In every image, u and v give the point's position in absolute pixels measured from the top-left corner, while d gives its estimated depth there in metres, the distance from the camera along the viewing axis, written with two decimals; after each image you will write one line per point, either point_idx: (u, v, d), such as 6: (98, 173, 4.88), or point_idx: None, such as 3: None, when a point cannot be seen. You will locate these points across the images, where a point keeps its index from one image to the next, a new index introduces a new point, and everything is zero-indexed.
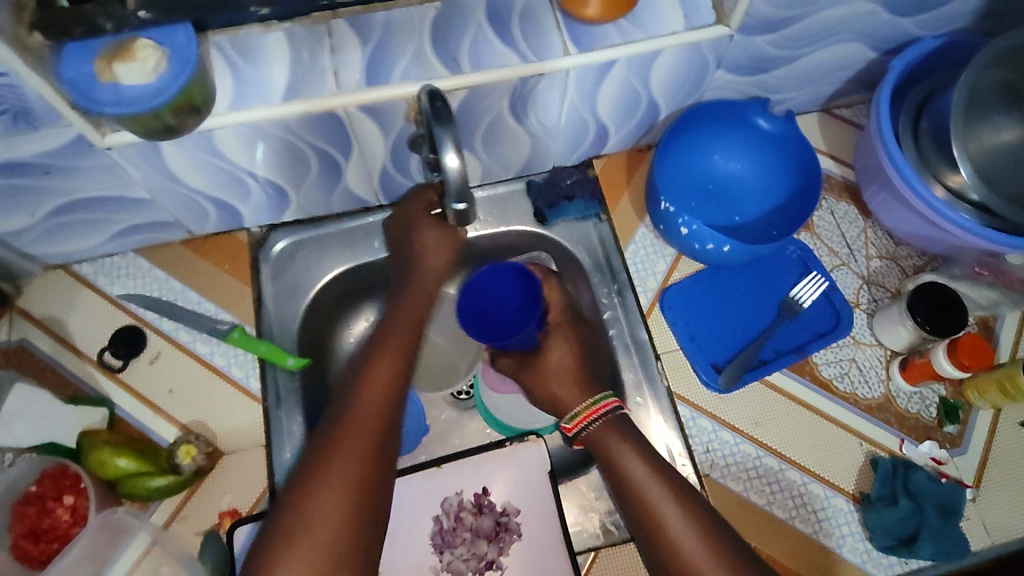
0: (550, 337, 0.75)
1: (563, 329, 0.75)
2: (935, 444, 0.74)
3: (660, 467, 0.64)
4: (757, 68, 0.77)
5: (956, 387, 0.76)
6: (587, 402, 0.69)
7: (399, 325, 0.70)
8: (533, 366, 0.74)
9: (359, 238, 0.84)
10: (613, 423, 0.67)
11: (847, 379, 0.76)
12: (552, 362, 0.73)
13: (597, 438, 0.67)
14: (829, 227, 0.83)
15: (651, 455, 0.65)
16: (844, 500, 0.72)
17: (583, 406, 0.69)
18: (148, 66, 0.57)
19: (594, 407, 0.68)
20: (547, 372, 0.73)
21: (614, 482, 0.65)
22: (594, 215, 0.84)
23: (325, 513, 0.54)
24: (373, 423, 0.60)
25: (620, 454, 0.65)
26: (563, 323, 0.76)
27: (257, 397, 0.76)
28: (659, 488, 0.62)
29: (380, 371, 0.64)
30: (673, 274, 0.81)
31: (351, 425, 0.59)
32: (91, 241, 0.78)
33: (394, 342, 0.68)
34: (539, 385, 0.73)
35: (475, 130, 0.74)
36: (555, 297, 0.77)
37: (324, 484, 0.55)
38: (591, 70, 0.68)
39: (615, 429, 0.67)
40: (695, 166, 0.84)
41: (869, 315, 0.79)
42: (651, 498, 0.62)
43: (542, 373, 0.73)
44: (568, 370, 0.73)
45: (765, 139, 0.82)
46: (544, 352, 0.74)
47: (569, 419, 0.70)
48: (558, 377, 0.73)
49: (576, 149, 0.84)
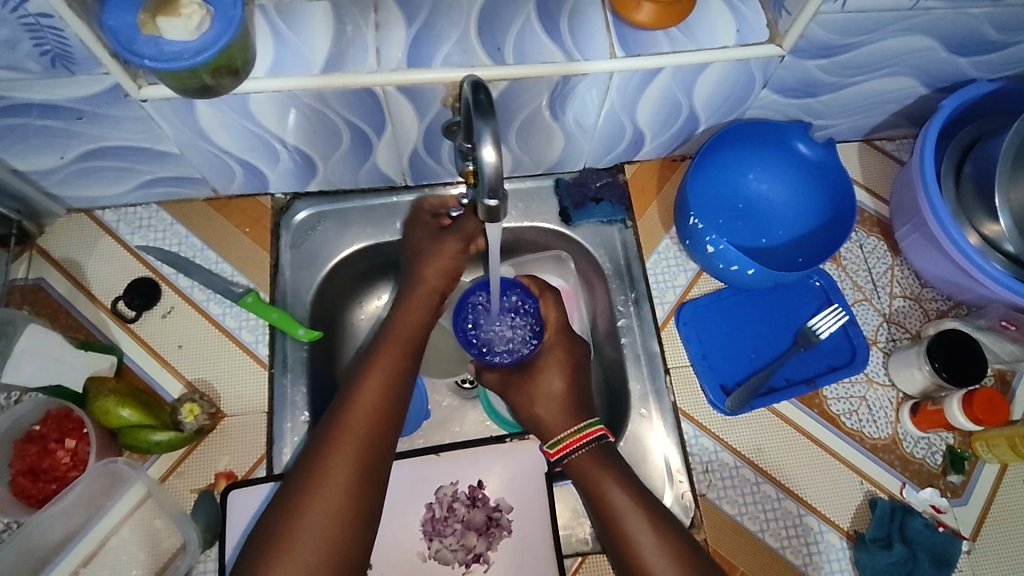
0: (543, 359, 0.75)
1: (558, 350, 0.76)
2: (936, 492, 0.73)
3: (645, 502, 0.64)
4: (804, 92, 0.75)
5: (965, 437, 0.75)
6: (573, 429, 0.69)
7: (401, 330, 0.71)
8: (521, 384, 0.74)
9: (381, 216, 0.84)
10: (595, 455, 0.67)
11: (855, 417, 0.76)
12: (543, 386, 0.73)
13: (581, 467, 0.67)
14: (856, 261, 0.82)
15: (632, 483, 0.66)
16: (838, 536, 0.72)
17: (567, 432, 0.69)
18: (191, 23, 0.56)
19: (578, 435, 0.68)
20: (535, 392, 0.73)
21: (595, 512, 0.65)
22: (620, 221, 0.84)
23: (324, 506, 0.58)
24: (367, 416, 0.63)
25: (603, 484, 0.65)
26: (556, 344, 0.76)
27: (265, 362, 0.76)
28: (636, 516, 0.63)
29: (378, 385, 0.65)
30: (693, 289, 0.81)
31: (345, 417, 0.63)
32: (117, 189, 0.78)
33: (396, 341, 0.70)
34: (524, 404, 0.73)
35: (510, 123, 0.73)
36: (551, 315, 0.78)
37: (325, 477, 0.59)
38: (635, 76, 0.67)
39: (600, 460, 0.67)
40: (728, 184, 0.83)
41: (885, 354, 0.78)
42: (630, 533, 0.63)
43: (529, 394, 0.73)
44: (556, 397, 0.72)
45: (803, 164, 0.81)
46: (536, 372, 0.74)
47: (551, 444, 0.70)
48: (545, 401, 0.72)
49: (609, 153, 0.83)
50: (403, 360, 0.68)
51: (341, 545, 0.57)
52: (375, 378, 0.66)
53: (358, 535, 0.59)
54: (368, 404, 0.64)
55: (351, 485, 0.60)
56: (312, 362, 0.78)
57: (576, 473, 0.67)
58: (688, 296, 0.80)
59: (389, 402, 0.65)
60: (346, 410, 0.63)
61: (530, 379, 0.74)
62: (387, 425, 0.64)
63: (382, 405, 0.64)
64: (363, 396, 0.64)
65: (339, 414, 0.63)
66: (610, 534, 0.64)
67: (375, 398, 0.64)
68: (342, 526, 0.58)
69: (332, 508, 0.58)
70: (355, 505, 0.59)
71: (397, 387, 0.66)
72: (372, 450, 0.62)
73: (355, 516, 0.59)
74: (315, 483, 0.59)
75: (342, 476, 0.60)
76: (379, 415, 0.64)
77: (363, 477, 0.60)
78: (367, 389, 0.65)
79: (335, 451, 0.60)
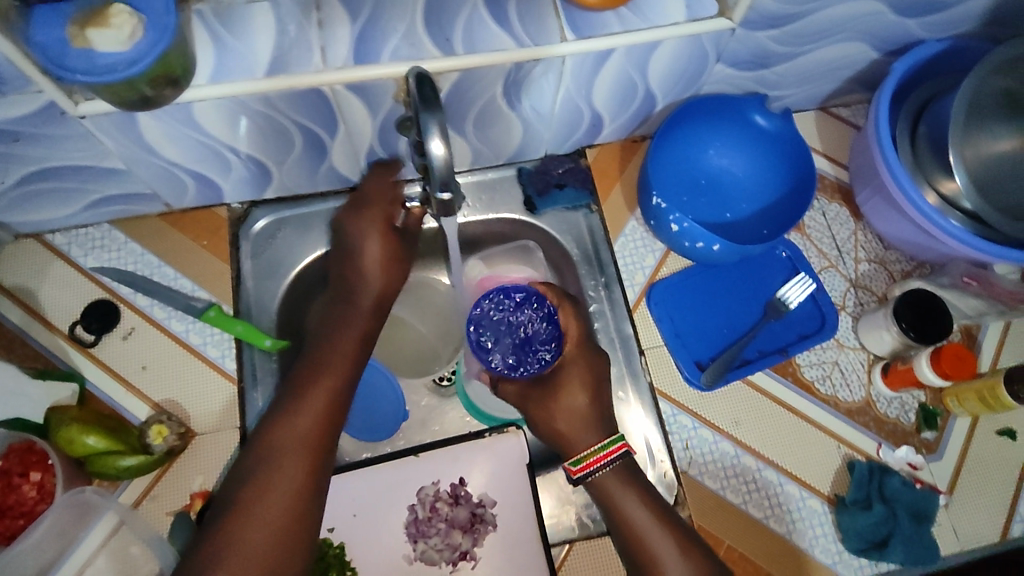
0: (564, 374, 0.70)
1: (580, 365, 0.70)
2: (912, 449, 0.74)
3: (668, 520, 0.64)
4: (758, 63, 0.75)
5: (936, 393, 0.76)
6: (596, 446, 0.66)
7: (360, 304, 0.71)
8: (542, 400, 0.69)
9: None
10: (619, 473, 0.66)
11: (828, 382, 0.76)
12: (565, 401, 0.68)
13: (602, 486, 0.66)
14: (820, 228, 0.83)
15: (653, 499, 0.65)
16: (819, 501, 0.72)
17: (589, 450, 0.66)
18: (123, 33, 0.54)
19: (601, 453, 0.65)
20: (555, 408, 0.68)
21: (617, 532, 0.65)
22: (585, 206, 0.83)
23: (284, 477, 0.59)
24: (325, 393, 0.64)
25: (626, 503, 0.64)
26: (578, 358, 0.70)
27: (233, 377, 0.75)
28: (660, 534, 0.63)
29: (335, 364, 0.66)
30: (662, 269, 0.81)
31: (305, 392, 0.63)
32: (65, 210, 0.75)
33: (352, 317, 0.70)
34: (544, 420, 0.69)
35: (466, 114, 0.72)
36: (570, 325, 0.72)
37: (282, 447, 0.60)
38: (587, 58, 0.67)
39: (622, 478, 0.66)
40: (689, 160, 0.83)
41: (854, 318, 0.79)
42: (656, 556, 0.62)
43: (550, 409, 0.68)
44: (579, 411, 0.68)
45: (761, 136, 0.81)
46: (558, 387, 0.69)
47: (574, 461, 0.66)
48: (566, 416, 0.68)
49: (569, 138, 0.82)
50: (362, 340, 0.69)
51: (286, 553, 0.56)
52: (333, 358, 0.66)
53: (313, 508, 0.59)
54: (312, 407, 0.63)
55: (307, 459, 0.60)
56: (283, 373, 0.76)
57: (597, 490, 0.66)
58: (656, 277, 0.80)
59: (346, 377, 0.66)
60: (292, 417, 0.62)
61: (551, 394, 0.69)
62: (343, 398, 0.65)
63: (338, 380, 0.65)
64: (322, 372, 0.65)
65: (283, 419, 0.62)
66: (632, 554, 0.63)
67: (333, 372, 0.65)
68: (287, 531, 0.57)
69: (291, 479, 0.59)
70: (311, 479, 0.60)
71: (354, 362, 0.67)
72: (330, 422, 0.63)
73: (311, 489, 0.59)
74: (275, 457, 0.59)
75: (298, 451, 0.60)
76: (335, 391, 0.64)
77: (319, 452, 0.61)
78: (317, 393, 0.64)
79: (293, 425, 0.61)
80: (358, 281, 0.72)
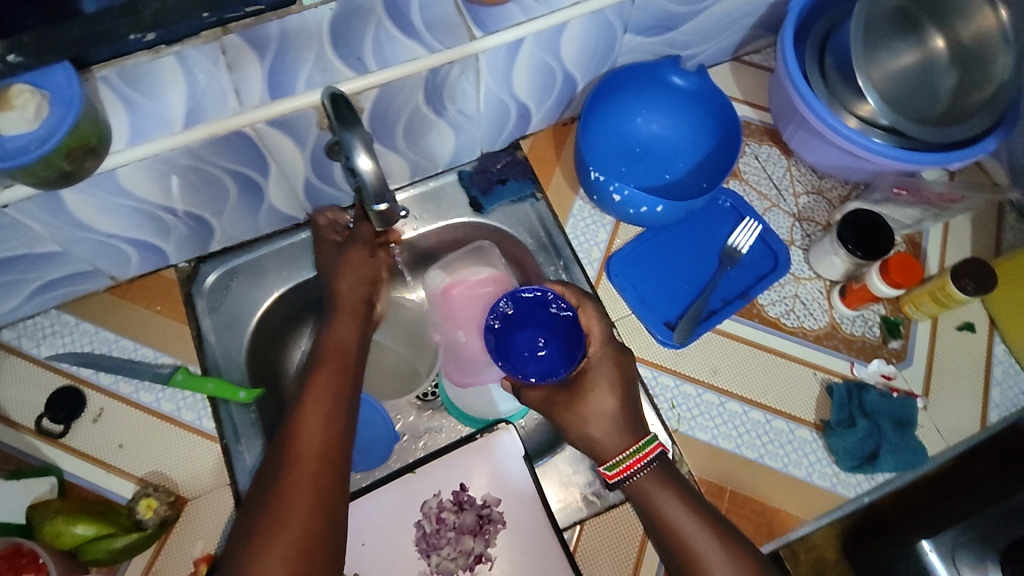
0: (593, 377, 0.64)
1: (607, 367, 0.65)
2: (883, 361, 0.77)
3: (705, 514, 0.59)
4: (664, 27, 0.77)
5: (895, 304, 0.79)
6: (632, 449, 0.61)
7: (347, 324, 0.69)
8: (570, 405, 0.64)
9: (294, 256, 0.82)
10: (656, 473, 0.61)
11: (792, 315, 0.79)
12: (593, 404, 0.63)
13: (640, 489, 0.61)
14: (756, 172, 0.86)
15: (690, 497, 0.60)
16: (807, 430, 0.74)
17: (625, 453, 0.61)
18: (27, 112, 0.51)
19: (637, 456, 0.61)
20: (585, 413, 0.63)
21: (656, 533, 0.60)
22: (530, 195, 0.85)
23: (297, 501, 0.55)
24: (325, 408, 0.60)
25: (662, 502, 0.60)
26: (605, 359, 0.65)
27: (214, 436, 0.74)
28: (701, 530, 0.58)
29: (330, 379, 0.63)
30: (615, 241, 0.82)
31: (304, 411, 0.60)
32: (6, 305, 0.73)
33: (342, 337, 0.68)
34: (574, 426, 0.63)
35: (394, 127, 0.73)
36: (593, 326, 0.67)
37: (295, 469, 0.56)
38: (499, 52, 0.68)
39: (661, 478, 0.61)
40: (620, 131, 0.85)
41: (804, 250, 0.82)
42: (698, 552, 0.57)
43: (580, 415, 0.63)
44: (610, 413, 0.63)
45: (682, 95, 0.83)
46: (587, 390, 0.64)
47: (609, 466, 0.62)
48: (598, 420, 0.63)
49: (501, 133, 0.83)
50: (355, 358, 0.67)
51: None
52: (327, 374, 0.63)
53: (332, 527, 0.55)
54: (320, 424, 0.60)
55: (318, 480, 0.56)
56: (264, 422, 0.75)
57: (635, 494, 0.61)
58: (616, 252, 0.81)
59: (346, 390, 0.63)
60: (295, 437, 0.58)
61: (579, 397, 0.64)
62: (346, 411, 0.62)
63: (338, 394, 0.62)
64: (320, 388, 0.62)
65: (286, 449, 0.58)
66: (673, 554, 0.59)
67: (331, 387, 0.62)
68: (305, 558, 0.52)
69: (304, 502, 0.55)
70: (325, 497, 0.56)
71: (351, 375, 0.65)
72: (337, 438, 0.59)
73: (328, 508, 0.56)
74: (284, 483, 0.56)
75: (308, 470, 0.57)
76: (337, 403, 0.61)
77: (330, 470, 0.57)
78: (317, 409, 0.60)
79: (297, 448, 0.58)
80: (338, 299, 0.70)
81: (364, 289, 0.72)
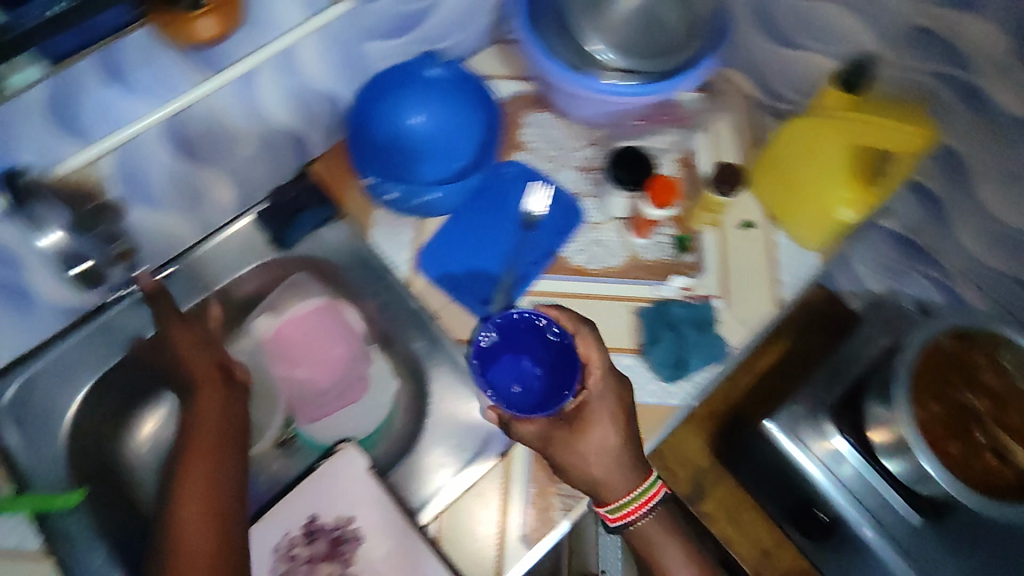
0: (595, 413, 0.67)
1: (609, 399, 0.68)
2: (682, 276, 0.83)
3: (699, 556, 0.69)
4: (401, 27, 0.80)
5: (682, 224, 0.85)
6: (636, 493, 0.67)
7: (222, 408, 0.67)
8: (569, 442, 0.66)
9: (93, 344, 0.78)
10: (660, 522, 0.69)
11: (593, 259, 0.83)
12: (594, 439, 0.67)
13: (643, 535, 0.69)
14: (535, 138, 0.90)
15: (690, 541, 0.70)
16: (628, 356, 0.79)
17: (631, 497, 0.67)
18: None
19: (642, 499, 0.67)
20: (585, 450, 0.66)
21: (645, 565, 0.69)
22: (328, 220, 0.84)
23: None
24: (207, 496, 0.59)
25: (664, 550, 0.68)
26: (606, 391, 0.68)
27: (45, 553, 0.69)
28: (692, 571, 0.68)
29: (209, 461, 0.62)
30: (420, 237, 0.84)
31: (186, 504, 0.58)
32: None
33: (213, 421, 0.66)
34: (574, 464, 0.66)
35: (157, 182, 0.72)
36: (591, 350, 0.69)
37: None
38: (233, 87, 0.68)
39: (662, 524, 0.69)
40: (392, 131, 0.85)
41: (595, 198, 0.86)
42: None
43: (580, 454, 0.66)
44: (610, 449, 0.67)
45: (440, 84, 0.85)
46: (588, 426, 0.67)
47: (611, 509, 0.67)
48: (599, 456, 0.66)
49: (280, 163, 0.83)
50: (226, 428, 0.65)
51: None
52: (204, 456, 0.62)
53: None
54: (201, 504, 0.59)
55: (208, 573, 0.55)
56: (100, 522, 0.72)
57: (636, 539, 0.69)
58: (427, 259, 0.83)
59: (227, 473, 0.62)
60: (177, 544, 0.56)
61: (580, 433, 0.67)
62: (224, 491, 0.60)
63: (215, 477, 0.61)
64: (200, 475, 0.60)
65: (168, 558, 0.56)
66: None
67: (208, 474, 0.61)
68: None
69: None
70: None
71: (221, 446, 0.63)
72: (225, 524, 0.59)
73: None
74: None
75: (198, 567, 0.56)
76: (214, 486, 0.60)
77: (218, 559, 0.56)
78: (192, 500, 0.59)
79: (184, 542, 0.56)
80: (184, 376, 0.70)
81: (213, 362, 0.70)
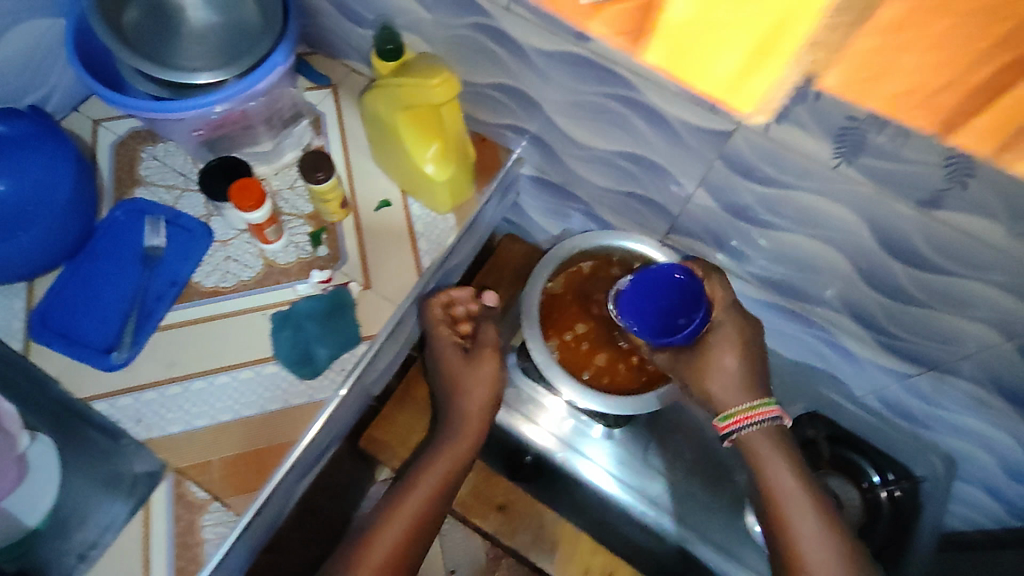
0: (726, 331, 0.91)
1: (727, 324, 0.92)
2: None
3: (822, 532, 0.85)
4: None
5: None
6: (746, 407, 0.90)
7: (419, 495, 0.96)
8: (692, 359, 0.93)
9: None
10: (768, 439, 0.91)
11: None
12: (711, 360, 0.91)
13: (750, 443, 0.90)
14: None
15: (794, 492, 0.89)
16: None
17: (738, 410, 0.90)
18: None
19: (749, 412, 0.90)
20: (704, 367, 0.92)
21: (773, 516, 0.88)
22: None
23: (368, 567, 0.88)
24: (419, 506, 0.95)
25: (774, 474, 0.88)
26: (728, 321, 0.92)
27: None
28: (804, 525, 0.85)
29: (400, 515, 0.93)
30: None
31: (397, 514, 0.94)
32: None
33: (447, 463, 1.00)
34: (693, 374, 0.93)
35: None
36: (716, 290, 0.93)
37: (377, 542, 0.91)
38: None
39: (771, 447, 0.90)
40: None
41: None
42: (792, 521, 0.86)
43: (699, 369, 0.92)
44: (726, 369, 0.91)
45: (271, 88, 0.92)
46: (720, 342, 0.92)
47: (722, 418, 0.91)
48: (709, 373, 0.92)
49: None
50: (445, 486, 0.98)
51: None
52: (415, 501, 0.95)
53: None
54: (396, 545, 0.91)
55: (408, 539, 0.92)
56: None
57: (745, 447, 0.91)
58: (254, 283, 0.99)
59: (419, 524, 0.94)
60: (385, 529, 0.92)
61: (700, 355, 0.92)
62: (421, 525, 0.94)
63: (397, 540, 0.92)
64: (404, 509, 0.94)
65: (365, 544, 0.91)
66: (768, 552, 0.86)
67: (428, 499, 0.96)
68: None
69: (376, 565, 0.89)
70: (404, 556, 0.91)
71: (449, 477, 0.99)
72: (419, 519, 0.94)
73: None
74: (366, 548, 0.90)
75: (402, 534, 0.92)
76: (421, 517, 0.95)
77: (417, 529, 0.94)
78: (406, 513, 0.94)
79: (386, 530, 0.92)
80: (443, 447, 1.01)
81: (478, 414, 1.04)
